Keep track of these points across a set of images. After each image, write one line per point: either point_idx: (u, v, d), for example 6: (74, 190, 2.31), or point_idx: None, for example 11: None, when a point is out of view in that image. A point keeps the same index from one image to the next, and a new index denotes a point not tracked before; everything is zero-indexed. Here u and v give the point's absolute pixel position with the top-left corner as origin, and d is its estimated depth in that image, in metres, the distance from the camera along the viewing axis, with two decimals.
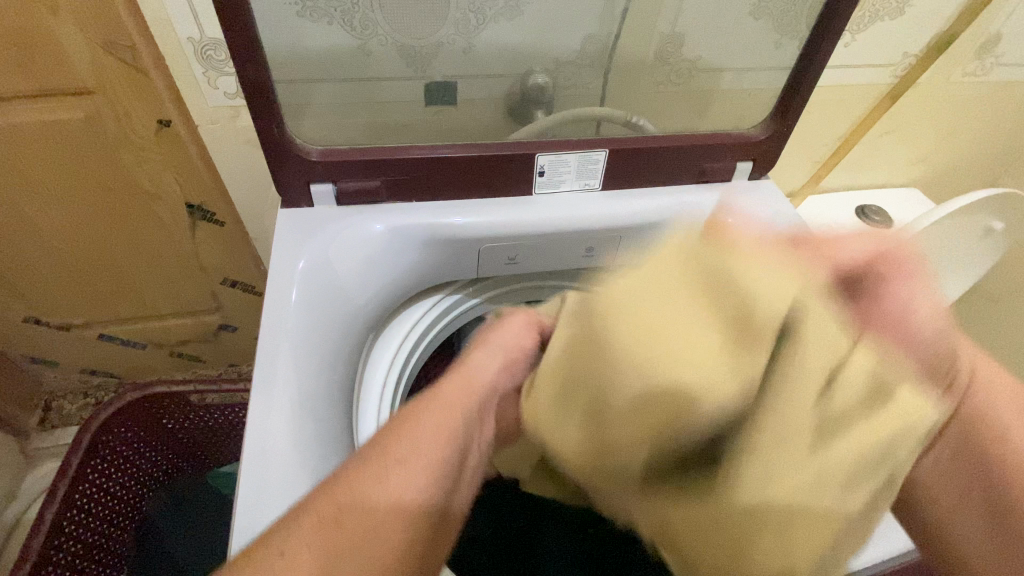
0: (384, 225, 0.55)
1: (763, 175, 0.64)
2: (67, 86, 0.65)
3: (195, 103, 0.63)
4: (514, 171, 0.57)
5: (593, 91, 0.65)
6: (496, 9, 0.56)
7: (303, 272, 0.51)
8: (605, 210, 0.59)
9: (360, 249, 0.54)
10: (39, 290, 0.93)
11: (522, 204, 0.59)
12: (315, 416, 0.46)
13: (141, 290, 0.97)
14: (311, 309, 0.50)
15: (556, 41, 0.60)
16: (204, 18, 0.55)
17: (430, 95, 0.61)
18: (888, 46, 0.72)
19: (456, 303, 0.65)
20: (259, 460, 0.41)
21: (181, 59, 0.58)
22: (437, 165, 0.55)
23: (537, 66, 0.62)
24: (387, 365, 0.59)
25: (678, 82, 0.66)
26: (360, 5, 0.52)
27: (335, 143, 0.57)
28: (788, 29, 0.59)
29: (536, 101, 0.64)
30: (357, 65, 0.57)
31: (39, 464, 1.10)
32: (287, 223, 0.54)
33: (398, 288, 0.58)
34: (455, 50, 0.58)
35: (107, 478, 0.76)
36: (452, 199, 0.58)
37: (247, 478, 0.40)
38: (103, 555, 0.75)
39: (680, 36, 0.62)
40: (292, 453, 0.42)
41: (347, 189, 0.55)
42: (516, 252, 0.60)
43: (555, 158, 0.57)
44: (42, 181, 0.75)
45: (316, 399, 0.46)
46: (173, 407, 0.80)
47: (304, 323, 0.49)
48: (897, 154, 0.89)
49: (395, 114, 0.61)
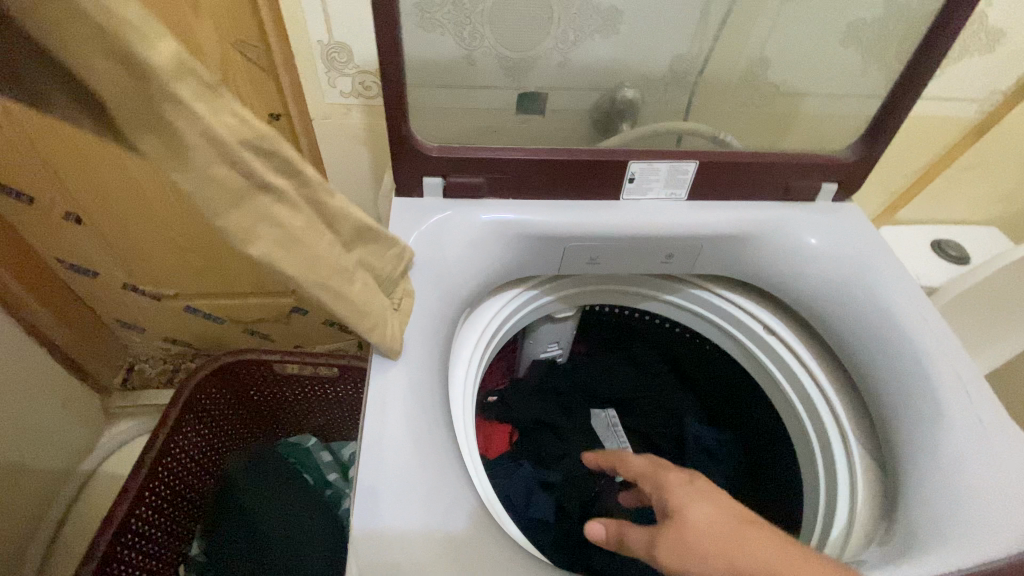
0: (489, 216, 0.52)
1: (847, 200, 0.58)
2: None
3: (312, 99, 0.68)
4: (604, 176, 0.53)
5: (678, 108, 0.69)
6: (594, 26, 0.62)
7: (415, 244, 0.50)
8: (694, 219, 0.54)
9: (464, 235, 0.51)
10: (140, 260, 1.02)
11: (610, 208, 0.54)
12: (386, 391, 0.41)
13: (227, 269, 1.05)
14: (424, 297, 0.47)
15: (645, 58, 0.66)
16: (335, 21, 0.60)
17: (521, 103, 0.67)
18: (975, 81, 0.72)
19: (535, 298, 0.63)
20: (379, 410, 0.40)
21: (306, 58, 0.64)
22: (531, 165, 0.52)
23: (628, 80, 0.67)
24: (473, 348, 0.54)
25: (761, 103, 0.70)
26: (474, 18, 0.59)
27: (455, 141, 0.63)
28: (875, 56, 0.63)
29: (622, 114, 0.68)
30: (463, 72, 0.63)
31: (118, 421, 1.18)
32: (399, 210, 0.52)
33: (485, 282, 0.53)
34: (552, 62, 0.65)
35: (193, 434, 0.76)
36: (552, 201, 0.54)
37: (376, 426, 0.39)
38: (181, 508, 0.77)
39: (768, 59, 0.67)
40: (390, 403, 0.40)
41: (454, 183, 0.52)
42: (599, 253, 0.55)
43: (646, 165, 0.53)
44: None
45: (420, 389, 0.42)
46: (257, 372, 0.80)
47: (419, 310, 0.46)
48: (977, 191, 0.87)
49: (488, 119, 0.67)
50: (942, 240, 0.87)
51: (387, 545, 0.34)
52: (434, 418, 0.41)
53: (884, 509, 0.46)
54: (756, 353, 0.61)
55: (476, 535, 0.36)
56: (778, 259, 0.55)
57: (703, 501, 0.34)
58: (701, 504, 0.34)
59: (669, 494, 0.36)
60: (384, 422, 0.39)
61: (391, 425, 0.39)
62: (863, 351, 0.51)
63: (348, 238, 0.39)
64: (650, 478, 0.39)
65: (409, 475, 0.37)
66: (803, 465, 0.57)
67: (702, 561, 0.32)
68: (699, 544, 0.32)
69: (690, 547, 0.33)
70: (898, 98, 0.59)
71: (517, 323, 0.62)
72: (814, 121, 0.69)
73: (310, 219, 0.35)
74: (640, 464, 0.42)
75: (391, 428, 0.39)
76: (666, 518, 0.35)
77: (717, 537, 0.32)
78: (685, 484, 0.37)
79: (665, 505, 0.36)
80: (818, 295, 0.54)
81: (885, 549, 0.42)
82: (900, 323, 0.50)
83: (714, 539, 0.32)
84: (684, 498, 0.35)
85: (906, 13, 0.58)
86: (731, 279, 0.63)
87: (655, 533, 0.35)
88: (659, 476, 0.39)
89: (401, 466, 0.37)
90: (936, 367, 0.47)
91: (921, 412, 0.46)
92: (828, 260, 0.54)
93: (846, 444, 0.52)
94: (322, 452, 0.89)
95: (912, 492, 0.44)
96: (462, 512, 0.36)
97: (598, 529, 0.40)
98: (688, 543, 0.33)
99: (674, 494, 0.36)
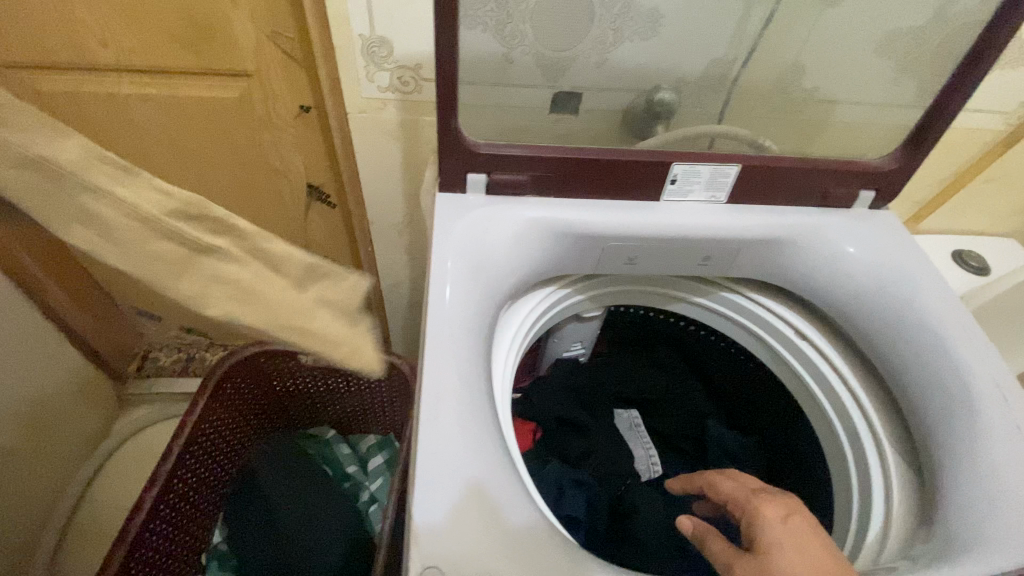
0: (531, 214, 0.53)
1: (883, 208, 0.59)
2: (228, 68, 0.74)
3: (350, 92, 0.68)
4: (647, 176, 0.54)
5: (713, 112, 0.70)
6: (633, 29, 0.63)
7: (460, 238, 0.50)
8: (732, 221, 0.55)
9: (508, 232, 0.52)
10: None
11: (651, 209, 0.55)
12: (438, 382, 0.41)
13: None
14: (470, 292, 0.48)
15: (682, 61, 0.66)
16: (379, 17, 0.61)
17: (556, 102, 0.67)
18: (1008, 95, 0.72)
19: (569, 296, 0.63)
20: (433, 399, 0.40)
21: (347, 51, 0.64)
22: (576, 164, 0.52)
23: (665, 83, 0.67)
24: (510, 345, 0.54)
25: (795, 111, 0.70)
26: (516, 17, 0.59)
27: (491, 138, 0.63)
28: (912, 65, 0.63)
29: (658, 116, 0.68)
30: (503, 70, 0.63)
31: (132, 408, 1.17)
32: (443, 204, 0.52)
33: (524, 279, 0.53)
34: (590, 63, 0.65)
35: (218, 423, 0.76)
36: (593, 200, 0.55)
37: (429, 415, 0.39)
38: (203, 496, 0.77)
39: (804, 67, 0.67)
40: (443, 392, 0.41)
41: (498, 180, 0.52)
42: (637, 252, 0.56)
43: (690, 167, 0.53)
44: (186, 149, 0.84)
45: (469, 381, 0.42)
46: (282, 363, 0.81)
47: (466, 303, 0.47)
48: (1000, 204, 0.88)
49: (524, 118, 0.67)
50: (963, 251, 0.86)
51: (444, 533, 0.35)
52: (484, 411, 0.41)
53: (926, 513, 0.46)
54: (785, 356, 0.62)
55: (527, 528, 0.36)
56: (814, 263, 0.56)
57: (794, 548, 0.34)
58: (795, 541, 0.35)
59: (762, 530, 0.36)
60: (438, 410, 0.40)
61: (445, 415, 0.39)
62: (900, 356, 0.52)
63: (304, 276, 0.40)
64: (742, 507, 0.39)
65: (466, 464, 0.37)
66: (834, 470, 0.58)
67: None
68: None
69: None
70: (940, 109, 0.59)
71: (550, 321, 0.62)
72: (845, 129, 0.70)
73: (260, 271, 0.37)
74: (732, 488, 0.42)
75: (446, 417, 0.39)
76: (753, 553, 0.36)
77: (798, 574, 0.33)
78: (779, 523, 0.36)
79: (754, 540, 0.36)
80: (851, 300, 0.55)
81: (926, 552, 0.42)
82: (937, 329, 0.50)
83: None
84: (779, 542, 0.35)
85: (947, 26, 0.58)
86: (763, 283, 0.64)
87: (734, 562, 0.36)
88: (753, 508, 0.38)
89: (457, 455, 0.38)
90: (975, 374, 0.48)
91: (960, 417, 0.46)
92: (864, 266, 0.54)
93: (880, 449, 0.53)
94: (341, 445, 0.90)
95: (950, 496, 0.44)
96: (514, 504, 0.37)
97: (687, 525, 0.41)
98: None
99: (767, 533, 0.36)
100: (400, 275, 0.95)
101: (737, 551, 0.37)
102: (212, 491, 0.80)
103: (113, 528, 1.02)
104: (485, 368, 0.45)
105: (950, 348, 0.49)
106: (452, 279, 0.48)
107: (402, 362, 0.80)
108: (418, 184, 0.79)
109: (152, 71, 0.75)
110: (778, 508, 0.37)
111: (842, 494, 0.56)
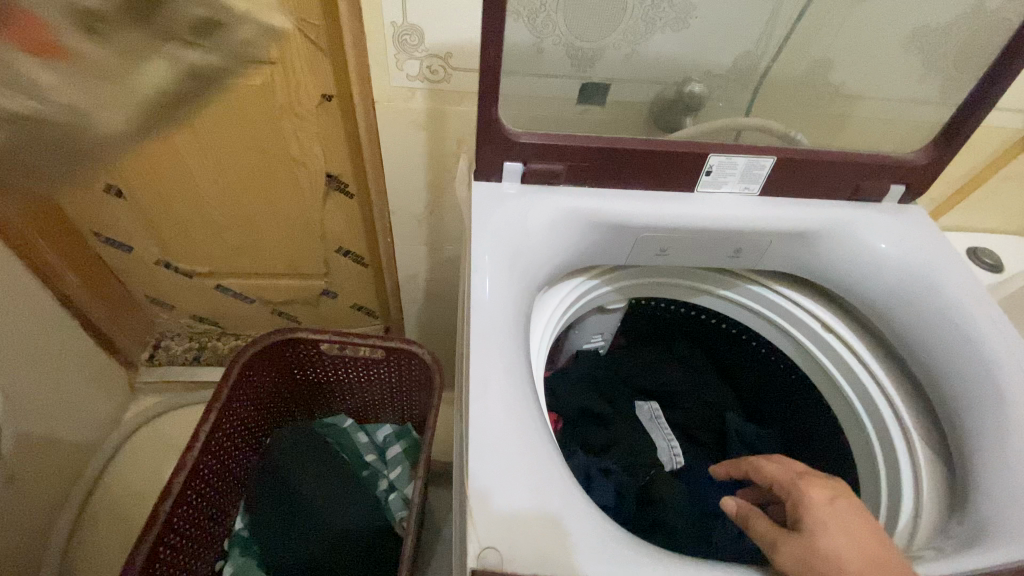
0: (568, 204, 0.53)
1: (912, 203, 0.59)
2: (253, 55, 0.73)
3: (378, 81, 0.68)
4: (682, 168, 0.54)
5: (739, 105, 0.70)
6: (665, 20, 0.63)
7: (499, 226, 0.50)
8: (765, 215, 0.55)
9: (545, 221, 0.52)
10: (176, 235, 1.01)
11: (685, 200, 0.55)
12: (485, 369, 0.42)
13: (263, 249, 1.04)
14: (510, 280, 0.48)
15: (711, 54, 0.66)
16: (411, 5, 0.61)
17: (585, 93, 0.67)
18: None
19: (597, 287, 0.64)
20: (481, 385, 0.41)
21: (377, 39, 0.64)
22: (613, 154, 0.53)
23: (694, 75, 0.68)
24: (542, 333, 0.55)
25: (821, 105, 0.70)
26: (550, 7, 0.59)
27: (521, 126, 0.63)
28: (940, 60, 0.63)
29: (687, 108, 0.69)
30: (533, 60, 0.63)
31: (143, 397, 1.17)
32: (481, 193, 0.53)
33: (559, 268, 0.53)
34: (620, 54, 0.65)
35: (240, 410, 0.76)
36: (628, 191, 0.55)
37: (477, 401, 0.40)
38: (225, 482, 0.78)
39: (832, 61, 0.67)
40: (489, 378, 0.41)
41: (535, 169, 0.53)
42: (669, 244, 0.56)
43: (725, 159, 0.54)
44: (206, 135, 0.83)
45: (513, 368, 0.43)
46: (304, 351, 0.81)
47: (507, 291, 0.47)
48: (1016, 202, 0.88)
49: (553, 107, 0.66)
50: (976, 248, 0.85)
51: (497, 516, 0.35)
52: (528, 398, 0.42)
53: (956, 503, 0.47)
54: (810, 349, 0.63)
55: (576, 512, 0.36)
56: (845, 257, 0.56)
57: (840, 529, 0.36)
58: (843, 521, 0.36)
59: (808, 511, 0.38)
60: (485, 397, 0.40)
61: (492, 401, 0.40)
62: (929, 348, 0.52)
63: None
64: (788, 488, 0.40)
65: (515, 449, 0.38)
66: (860, 462, 0.58)
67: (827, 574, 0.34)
68: (825, 553, 0.35)
69: (812, 554, 0.35)
70: (972, 106, 0.59)
71: (578, 311, 0.63)
72: (871, 123, 0.70)
73: None
74: (778, 471, 0.43)
75: (494, 403, 0.40)
76: (797, 532, 0.37)
77: (842, 548, 0.35)
78: (825, 504, 0.38)
79: (799, 520, 0.38)
80: (880, 293, 0.55)
81: (957, 539, 0.43)
82: (966, 321, 0.51)
83: (838, 555, 0.34)
84: (824, 522, 0.36)
85: (979, 23, 0.59)
86: (789, 276, 0.64)
87: (779, 540, 0.37)
88: (799, 489, 0.40)
89: (507, 441, 0.38)
90: (1007, 367, 0.48)
91: (989, 409, 0.47)
92: (894, 260, 0.55)
93: (909, 440, 0.54)
94: (359, 433, 0.91)
95: (981, 483, 0.45)
96: (563, 489, 0.37)
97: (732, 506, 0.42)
98: (814, 560, 0.35)
99: (814, 512, 0.37)
100: (418, 266, 0.95)
101: (782, 531, 0.38)
102: (234, 479, 0.80)
103: (127, 515, 1.02)
104: (526, 356, 0.46)
105: (981, 340, 0.50)
106: (492, 266, 0.48)
107: (424, 353, 0.79)
108: (441, 174, 0.79)
109: None
110: (823, 490, 0.39)
111: (868, 485, 0.57)
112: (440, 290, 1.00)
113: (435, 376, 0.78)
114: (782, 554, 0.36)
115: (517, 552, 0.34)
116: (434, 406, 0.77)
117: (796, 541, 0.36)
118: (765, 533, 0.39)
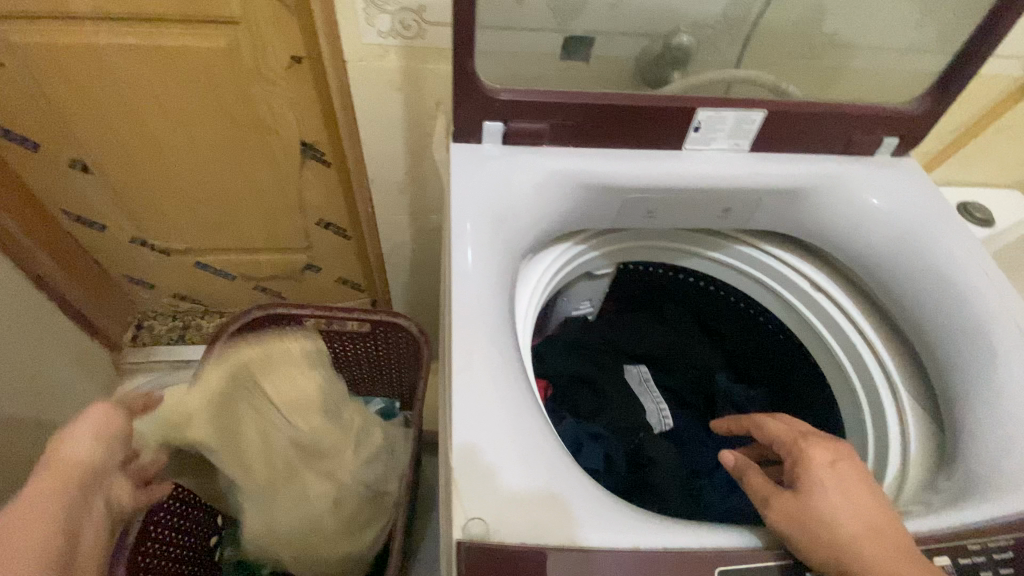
0: (551, 166, 0.51)
1: (905, 156, 0.58)
2: (212, 14, 0.68)
3: (348, 39, 0.64)
4: (671, 123, 0.52)
5: (730, 57, 0.67)
6: None
7: (480, 191, 0.48)
8: (757, 172, 0.54)
9: (528, 185, 0.50)
10: (149, 210, 0.97)
11: (673, 158, 0.53)
12: (468, 342, 0.40)
13: (241, 224, 1.00)
14: (493, 247, 0.46)
15: (700, 4, 0.63)
16: None
17: (568, 48, 0.63)
18: None
19: (583, 253, 0.62)
20: (465, 358, 0.39)
21: None
22: (598, 110, 0.50)
23: (683, 26, 0.64)
24: (527, 301, 0.53)
25: (813, 56, 0.67)
26: None
27: (502, 82, 0.59)
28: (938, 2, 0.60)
29: (676, 62, 0.65)
30: (513, 13, 0.59)
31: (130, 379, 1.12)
32: (459, 157, 0.50)
33: (544, 233, 0.52)
34: (604, 6, 0.62)
35: None
36: (615, 150, 0.53)
37: (461, 375, 0.39)
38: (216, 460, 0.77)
39: (825, 9, 0.64)
40: (474, 352, 0.40)
41: (517, 129, 0.50)
42: (657, 205, 0.55)
43: (715, 113, 0.51)
44: (169, 103, 0.78)
45: (497, 338, 0.42)
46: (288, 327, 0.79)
47: (490, 258, 0.45)
48: (1011, 152, 0.86)
49: (535, 63, 0.63)
50: (969, 203, 0.84)
51: (485, 489, 0.35)
52: (514, 368, 0.41)
53: (946, 457, 0.47)
54: (801, 310, 0.62)
55: (565, 482, 0.36)
56: (838, 213, 0.55)
57: (838, 489, 0.36)
58: (840, 483, 0.36)
59: (806, 470, 0.37)
60: (470, 369, 0.39)
61: (477, 373, 0.39)
62: (921, 305, 0.52)
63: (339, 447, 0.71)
64: (788, 447, 0.40)
65: (501, 420, 0.37)
66: (851, 419, 0.59)
67: (822, 530, 0.34)
68: (822, 508, 0.35)
69: (807, 510, 0.35)
70: (976, 41, 0.55)
71: (566, 277, 0.61)
72: (864, 74, 0.67)
73: None
74: (780, 429, 0.42)
75: (480, 375, 0.39)
76: (793, 489, 0.37)
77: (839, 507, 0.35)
78: (826, 465, 0.38)
79: (798, 477, 0.38)
80: (873, 250, 0.54)
81: (946, 491, 0.43)
82: (959, 278, 0.50)
83: (834, 512, 0.34)
84: (822, 480, 0.36)
85: None
86: (780, 237, 0.63)
87: (773, 497, 0.37)
88: (800, 448, 0.39)
89: (494, 414, 0.37)
90: (998, 320, 0.47)
91: (978, 364, 0.47)
92: (888, 216, 0.54)
93: (897, 397, 0.54)
94: None
95: (972, 438, 0.45)
96: (552, 460, 0.37)
97: (729, 459, 0.42)
98: (810, 517, 0.35)
99: (813, 472, 0.37)
100: (402, 236, 0.93)
101: (778, 488, 0.38)
102: None
103: None
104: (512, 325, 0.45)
105: (972, 294, 0.49)
106: (474, 233, 0.46)
107: (411, 324, 0.77)
108: (421, 138, 0.75)
109: (132, 21, 0.69)
110: (821, 451, 0.39)
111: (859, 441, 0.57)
112: (426, 259, 0.98)
113: (422, 349, 0.77)
114: (777, 507, 0.36)
115: (507, 523, 0.33)
116: (423, 377, 0.76)
117: (792, 496, 0.36)
118: (760, 488, 0.39)
